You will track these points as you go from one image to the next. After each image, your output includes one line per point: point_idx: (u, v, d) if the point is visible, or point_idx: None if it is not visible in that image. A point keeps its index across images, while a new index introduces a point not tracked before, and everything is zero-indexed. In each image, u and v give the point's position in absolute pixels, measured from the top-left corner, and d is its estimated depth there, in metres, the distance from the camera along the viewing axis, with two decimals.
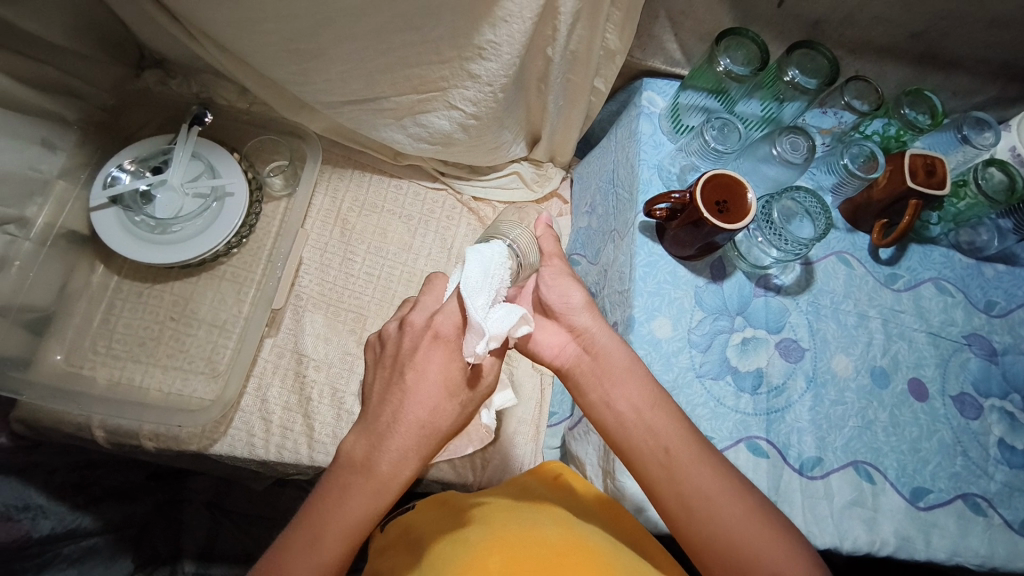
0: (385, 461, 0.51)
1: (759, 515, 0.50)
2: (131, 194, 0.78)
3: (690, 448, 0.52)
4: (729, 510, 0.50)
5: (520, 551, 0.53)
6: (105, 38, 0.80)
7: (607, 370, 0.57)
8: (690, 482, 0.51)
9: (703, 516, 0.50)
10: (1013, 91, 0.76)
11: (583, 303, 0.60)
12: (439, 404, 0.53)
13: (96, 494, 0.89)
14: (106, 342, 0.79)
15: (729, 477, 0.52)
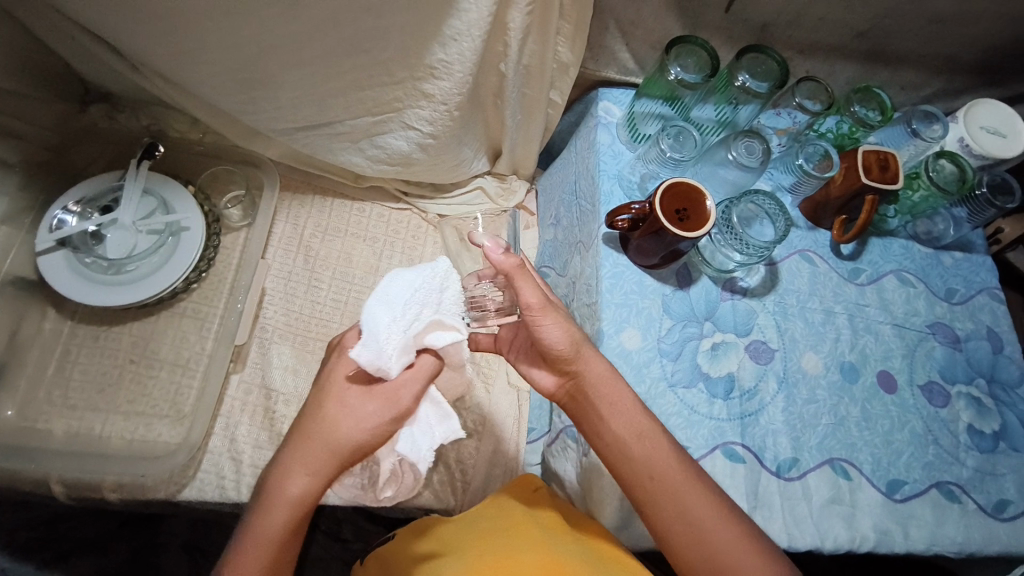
0: (279, 475, 0.54)
1: (746, 541, 0.51)
2: (79, 235, 0.76)
3: (679, 477, 0.52)
4: (717, 538, 0.51)
5: None
6: (45, 74, 0.78)
7: (606, 403, 0.55)
8: (679, 508, 0.52)
9: (694, 543, 0.52)
10: (958, 83, 0.78)
11: (580, 343, 0.56)
12: (335, 425, 0.54)
13: (65, 549, 0.84)
14: (62, 391, 0.75)
15: (718, 502, 0.52)
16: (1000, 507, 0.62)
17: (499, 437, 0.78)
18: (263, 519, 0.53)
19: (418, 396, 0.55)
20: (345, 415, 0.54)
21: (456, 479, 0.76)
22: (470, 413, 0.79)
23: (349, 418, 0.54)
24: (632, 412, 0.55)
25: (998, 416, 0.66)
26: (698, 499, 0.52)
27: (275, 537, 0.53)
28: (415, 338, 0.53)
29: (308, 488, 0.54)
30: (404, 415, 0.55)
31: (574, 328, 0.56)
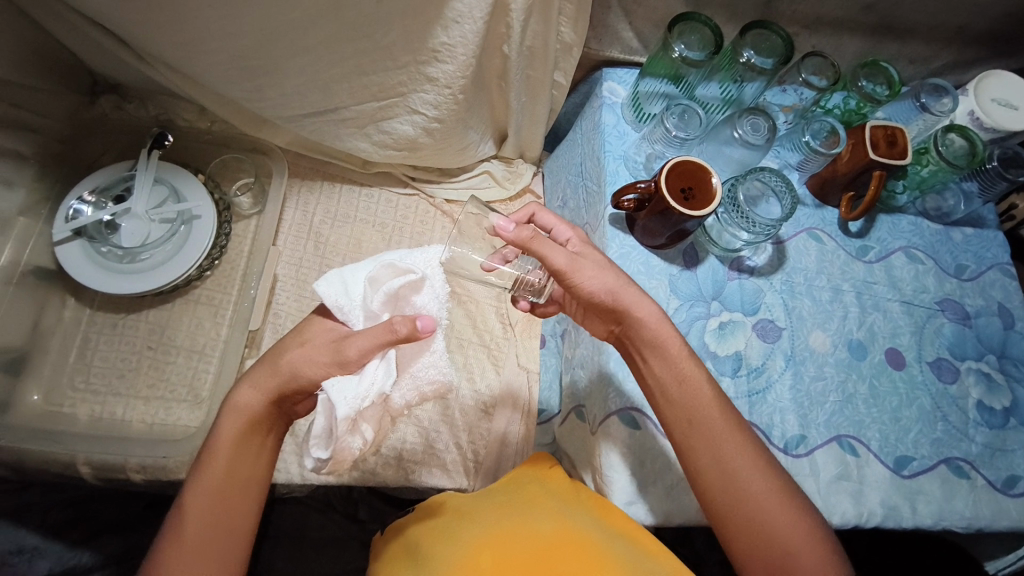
0: (241, 393, 0.55)
1: (783, 496, 0.52)
2: (94, 224, 0.77)
3: (725, 425, 0.54)
4: (757, 491, 0.52)
5: (505, 552, 0.54)
6: (55, 67, 0.79)
7: (655, 347, 0.55)
8: (725, 456, 0.53)
9: (736, 498, 0.52)
10: (969, 55, 0.76)
11: (626, 290, 0.55)
12: (281, 355, 0.56)
13: (95, 528, 0.86)
14: (84, 377, 0.78)
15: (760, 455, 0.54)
16: (1009, 483, 0.63)
17: (509, 418, 0.79)
18: (214, 436, 0.54)
19: (365, 351, 0.51)
20: (298, 351, 0.54)
21: (468, 459, 0.77)
22: (480, 394, 0.81)
23: (299, 351, 0.54)
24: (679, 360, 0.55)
25: (1008, 392, 0.66)
26: (741, 450, 0.53)
27: (227, 446, 0.53)
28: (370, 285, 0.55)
29: (255, 398, 0.55)
30: (346, 363, 0.51)
31: (611, 275, 0.56)
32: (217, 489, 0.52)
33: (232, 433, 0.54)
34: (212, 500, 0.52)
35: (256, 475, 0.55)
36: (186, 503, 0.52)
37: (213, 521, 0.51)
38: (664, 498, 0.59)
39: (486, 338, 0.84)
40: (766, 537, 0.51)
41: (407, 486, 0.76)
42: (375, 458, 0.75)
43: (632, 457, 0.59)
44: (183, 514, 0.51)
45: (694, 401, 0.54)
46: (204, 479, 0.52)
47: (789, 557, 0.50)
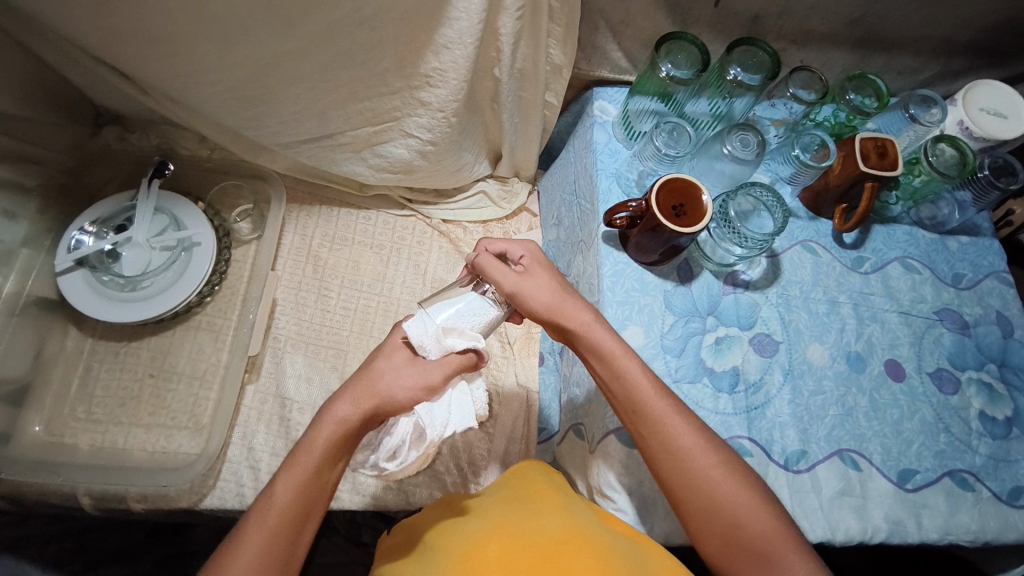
0: (340, 403, 0.55)
1: (730, 472, 0.52)
2: (96, 254, 0.79)
3: (665, 407, 0.54)
4: (706, 470, 0.52)
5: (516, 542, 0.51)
6: (57, 100, 0.80)
7: (590, 345, 0.56)
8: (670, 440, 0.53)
9: (688, 480, 0.52)
10: (956, 66, 0.77)
11: (560, 301, 0.58)
12: (379, 376, 0.56)
13: (94, 558, 0.86)
14: (86, 407, 0.78)
15: (703, 432, 0.54)
16: (1014, 494, 0.62)
17: (510, 437, 0.79)
18: (306, 441, 0.53)
19: (449, 376, 0.57)
20: (389, 373, 0.56)
21: (470, 480, 0.77)
22: None
23: (392, 374, 0.56)
24: (612, 353, 0.55)
25: (1010, 401, 0.65)
26: (685, 431, 0.53)
27: (319, 453, 0.53)
28: (444, 335, 0.56)
29: (353, 412, 0.54)
30: (434, 389, 0.56)
31: (550, 293, 0.58)
32: (306, 489, 0.52)
33: (325, 441, 0.53)
34: (300, 500, 0.51)
35: (332, 481, 0.54)
36: (275, 494, 0.51)
37: (293, 517, 0.51)
38: (664, 520, 0.59)
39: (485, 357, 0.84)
40: (717, 514, 0.52)
41: (408, 509, 0.76)
42: (377, 481, 0.75)
43: (629, 474, 0.59)
44: (272, 505, 0.51)
45: (632, 389, 0.54)
46: (297, 477, 0.52)
47: (740, 531, 0.51)
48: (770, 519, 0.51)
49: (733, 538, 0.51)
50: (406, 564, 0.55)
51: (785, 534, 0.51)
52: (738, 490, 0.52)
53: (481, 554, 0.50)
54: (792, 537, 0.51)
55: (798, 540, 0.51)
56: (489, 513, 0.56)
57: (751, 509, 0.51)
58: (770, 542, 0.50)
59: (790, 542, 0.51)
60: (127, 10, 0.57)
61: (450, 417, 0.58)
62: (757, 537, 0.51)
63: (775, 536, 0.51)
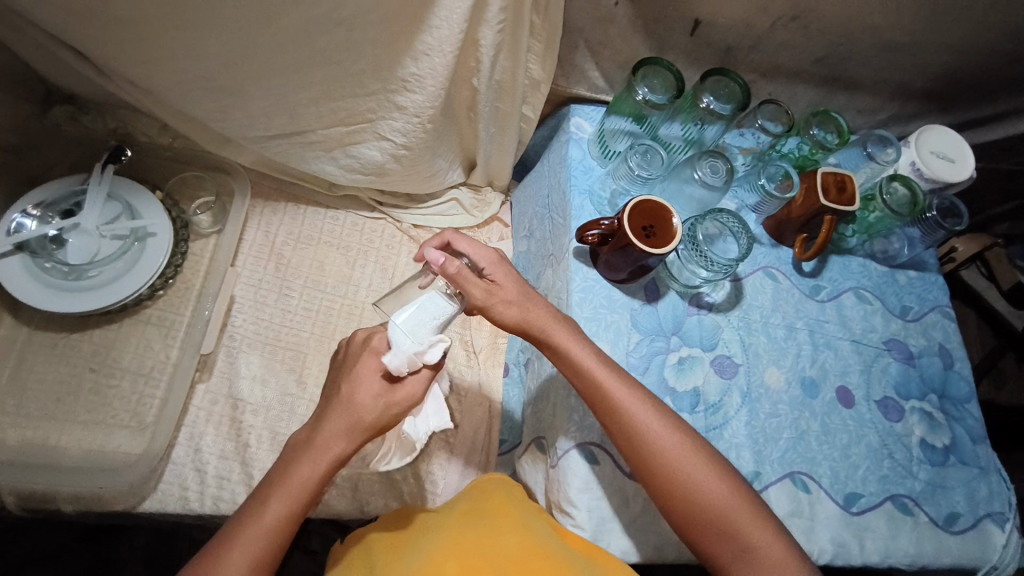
0: (326, 433, 0.54)
1: (692, 451, 0.54)
2: (38, 239, 0.74)
3: (626, 391, 0.55)
4: (671, 451, 0.54)
5: (478, 560, 0.50)
6: (5, 75, 0.76)
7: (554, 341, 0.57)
8: (635, 424, 0.54)
9: (654, 463, 0.53)
10: (911, 109, 0.81)
11: (530, 317, 0.58)
12: (347, 399, 0.55)
13: (15, 563, 0.81)
14: (16, 401, 0.73)
15: (665, 415, 0.56)
16: (950, 520, 0.65)
17: (470, 447, 0.78)
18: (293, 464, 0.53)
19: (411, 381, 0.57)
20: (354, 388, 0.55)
21: (427, 491, 0.75)
22: None
23: (357, 387, 0.55)
24: (573, 348, 0.56)
25: (948, 431, 0.69)
26: (649, 415, 0.54)
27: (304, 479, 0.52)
28: (416, 357, 0.55)
29: (340, 446, 0.54)
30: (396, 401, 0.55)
31: (525, 307, 0.58)
32: (294, 512, 0.52)
33: (310, 475, 0.53)
34: (286, 523, 0.51)
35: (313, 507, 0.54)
36: (263, 513, 0.51)
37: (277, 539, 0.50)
38: (621, 538, 0.58)
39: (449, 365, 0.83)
40: (684, 494, 0.53)
41: (361, 519, 0.74)
42: (330, 489, 0.73)
43: (589, 490, 0.59)
44: (258, 525, 0.50)
45: (595, 378, 0.55)
46: (279, 508, 0.51)
47: (702, 508, 0.53)
48: (730, 494, 0.53)
49: (701, 517, 0.53)
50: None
51: (749, 508, 0.53)
52: (702, 468, 0.54)
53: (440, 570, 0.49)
54: (755, 511, 0.53)
55: (762, 513, 0.53)
56: (447, 529, 0.55)
57: (716, 486, 0.53)
58: (737, 516, 0.52)
59: (755, 515, 0.53)
60: None
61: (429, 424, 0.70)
62: (724, 512, 0.52)
63: (741, 510, 0.53)
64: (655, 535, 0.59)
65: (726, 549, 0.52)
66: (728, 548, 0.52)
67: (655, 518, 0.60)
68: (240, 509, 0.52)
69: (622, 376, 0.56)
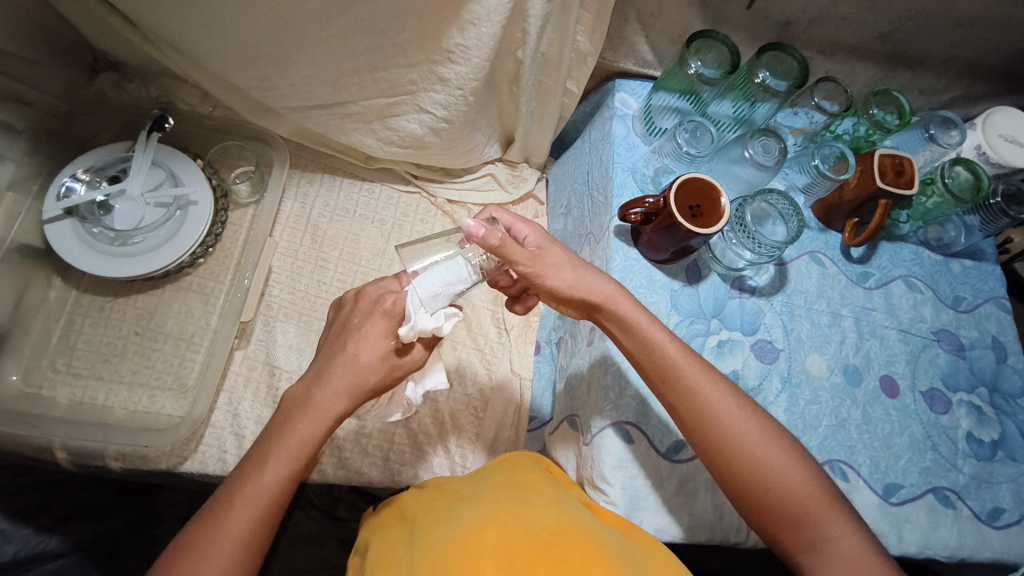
0: (325, 390, 0.54)
1: (765, 436, 0.53)
2: (87, 204, 0.75)
3: (698, 375, 0.54)
4: (744, 435, 0.53)
5: (519, 531, 0.50)
6: (54, 40, 0.77)
7: (616, 322, 0.56)
8: (707, 410, 0.54)
9: (725, 448, 0.53)
10: (977, 89, 0.77)
11: (589, 283, 0.56)
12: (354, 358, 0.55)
13: (64, 514, 0.83)
14: (66, 360, 0.75)
15: (738, 399, 0.55)
16: (993, 515, 0.63)
17: (500, 423, 0.78)
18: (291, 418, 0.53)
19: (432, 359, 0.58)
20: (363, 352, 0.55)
21: (457, 464, 0.76)
22: (471, 399, 0.80)
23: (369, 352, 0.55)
24: (643, 334, 0.55)
25: (997, 425, 0.66)
26: (720, 397, 0.54)
27: (309, 433, 0.53)
28: (431, 330, 0.54)
29: (338, 404, 0.54)
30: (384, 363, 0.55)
31: (577, 270, 0.57)
32: (295, 470, 0.52)
33: (311, 432, 0.53)
34: (287, 485, 0.52)
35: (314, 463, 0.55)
36: (263, 478, 0.51)
37: (278, 498, 0.51)
38: (653, 516, 0.58)
39: (480, 341, 0.83)
40: (758, 481, 0.52)
41: (392, 488, 0.75)
42: (363, 458, 0.74)
43: (623, 470, 0.58)
44: (260, 489, 0.50)
45: (666, 362, 0.54)
46: (286, 464, 0.52)
47: (775, 495, 0.52)
48: (804, 481, 0.52)
49: (773, 506, 0.52)
50: (399, 545, 0.54)
51: (825, 499, 0.52)
52: (778, 455, 0.53)
53: (479, 546, 0.48)
54: (831, 501, 0.52)
55: (837, 504, 0.52)
56: (481, 500, 0.55)
57: (791, 475, 0.52)
58: (810, 503, 0.52)
59: (828, 505, 0.52)
60: None
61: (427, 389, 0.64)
62: (795, 502, 0.52)
63: (815, 501, 0.52)
64: (689, 517, 0.59)
65: (795, 538, 0.52)
66: (797, 536, 0.52)
67: (688, 500, 0.59)
68: (238, 474, 0.52)
69: (693, 361, 0.55)
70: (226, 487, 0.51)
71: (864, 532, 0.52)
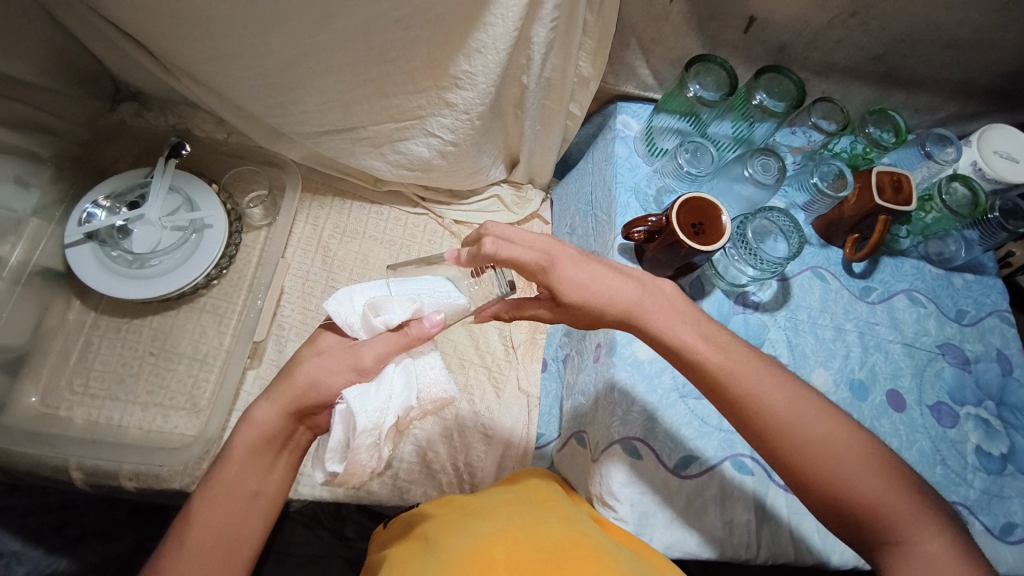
0: (261, 405, 0.54)
1: (839, 438, 0.51)
2: (107, 229, 0.78)
3: (762, 385, 0.52)
4: (817, 438, 0.50)
5: (522, 550, 0.51)
6: (78, 72, 0.80)
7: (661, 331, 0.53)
8: (778, 419, 0.51)
9: (796, 458, 0.50)
10: (971, 108, 0.79)
11: (621, 302, 0.53)
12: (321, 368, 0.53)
13: (75, 535, 0.84)
14: (83, 381, 0.77)
15: (808, 401, 0.52)
16: (1007, 530, 0.62)
17: (507, 441, 0.79)
18: (227, 446, 0.53)
19: (382, 357, 0.52)
20: (317, 363, 0.53)
21: (466, 481, 0.77)
22: (479, 417, 0.80)
23: (320, 361, 0.53)
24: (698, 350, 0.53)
25: (1006, 438, 0.66)
26: (786, 400, 0.51)
27: (241, 459, 0.52)
28: (373, 310, 0.52)
29: (273, 411, 0.53)
30: (363, 371, 0.51)
31: (615, 284, 0.54)
32: (227, 500, 0.51)
33: (246, 446, 0.53)
34: (222, 514, 0.51)
35: (264, 492, 0.53)
36: (192, 511, 0.51)
37: (217, 534, 0.50)
38: (663, 532, 0.59)
39: (488, 359, 0.84)
40: (833, 485, 0.50)
41: (400, 506, 0.75)
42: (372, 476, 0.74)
43: (633, 485, 0.59)
44: (187, 522, 0.50)
45: (727, 373, 0.52)
46: (221, 489, 0.52)
47: (853, 498, 0.49)
48: (881, 482, 0.49)
49: (849, 510, 0.50)
50: (411, 560, 0.54)
51: (904, 500, 0.49)
52: (855, 457, 0.50)
53: (491, 562, 0.49)
54: (912, 503, 0.49)
55: (919, 505, 0.49)
56: (491, 517, 0.56)
57: (866, 478, 0.49)
58: (890, 507, 0.49)
59: (910, 506, 0.49)
60: None
61: (387, 400, 0.50)
62: (874, 504, 0.49)
63: (896, 504, 0.49)
64: (698, 533, 0.59)
65: (875, 538, 0.50)
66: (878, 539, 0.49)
67: (697, 515, 0.59)
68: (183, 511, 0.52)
69: (755, 368, 0.53)
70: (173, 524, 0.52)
71: (946, 533, 0.49)
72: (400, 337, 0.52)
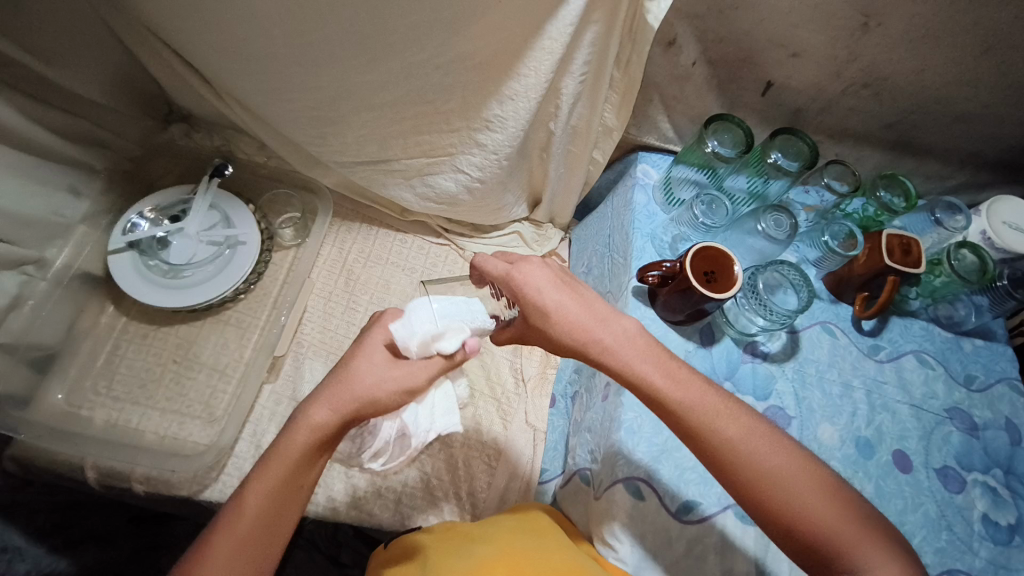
0: (319, 405, 0.55)
1: (787, 461, 0.50)
2: (148, 239, 0.82)
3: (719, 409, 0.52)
4: (763, 460, 0.50)
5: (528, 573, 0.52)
6: (138, 94, 0.87)
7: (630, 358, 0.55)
8: (724, 441, 0.51)
9: (757, 482, 0.49)
10: (982, 178, 0.81)
11: (592, 322, 0.56)
12: (360, 376, 0.56)
13: (77, 536, 0.86)
14: (107, 383, 0.80)
15: (757, 426, 0.52)
16: None
17: (512, 472, 0.79)
18: (281, 445, 0.54)
19: (433, 378, 0.59)
20: (369, 370, 0.57)
21: (467, 509, 0.77)
22: (485, 447, 0.81)
23: (368, 364, 0.57)
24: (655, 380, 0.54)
25: (1014, 509, 0.65)
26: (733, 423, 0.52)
27: (293, 459, 0.54)
28: (430, 341, 0.56)
29: (330, 418, 0.55)
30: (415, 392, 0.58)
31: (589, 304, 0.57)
32: (276, 493, 0.53)
33: (301, 445, 0.54)
34: (270, 506, 0.53)
35: (306, 485, 0.56)
36: (245, 501, 0.52)
37: (262, 525, 0.52)
38: None
39: (498, 391, 0.86)
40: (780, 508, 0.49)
41: (401, 531, 0.76)
42: (377, 498, 0.75)
43: (633, 525, 0.60)
44: (242, 513, 0.52)
45: (677, 394, 0.53)
46: (269, 483, 0.53)
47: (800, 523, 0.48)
48: (831, 507, 0.48)
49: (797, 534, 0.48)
50: None
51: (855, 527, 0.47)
52: (800, 480, 0.49)
53: None
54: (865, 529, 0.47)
55: (873, 531, 0.47)
56: (492, 543, 0.57)
57: (819, 503, 0.48)
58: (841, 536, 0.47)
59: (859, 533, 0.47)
60: (236, 29, 0.63)
61: (432, 424, 0.75)
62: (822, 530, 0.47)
63: (845, 529, 0.47)
64: None
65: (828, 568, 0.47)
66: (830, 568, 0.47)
67: (697, 562, 0.59)
68: (228, 500, 0.54)
69: (711, 396, 0.53)
70: (219, 509, 0.53)
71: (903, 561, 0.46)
72: (448, 361, 0.58)
